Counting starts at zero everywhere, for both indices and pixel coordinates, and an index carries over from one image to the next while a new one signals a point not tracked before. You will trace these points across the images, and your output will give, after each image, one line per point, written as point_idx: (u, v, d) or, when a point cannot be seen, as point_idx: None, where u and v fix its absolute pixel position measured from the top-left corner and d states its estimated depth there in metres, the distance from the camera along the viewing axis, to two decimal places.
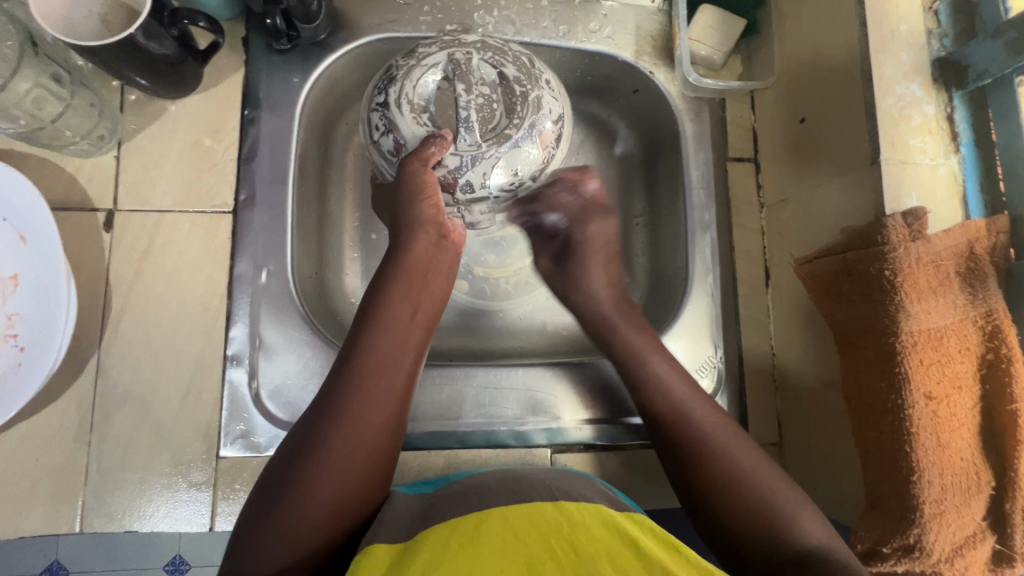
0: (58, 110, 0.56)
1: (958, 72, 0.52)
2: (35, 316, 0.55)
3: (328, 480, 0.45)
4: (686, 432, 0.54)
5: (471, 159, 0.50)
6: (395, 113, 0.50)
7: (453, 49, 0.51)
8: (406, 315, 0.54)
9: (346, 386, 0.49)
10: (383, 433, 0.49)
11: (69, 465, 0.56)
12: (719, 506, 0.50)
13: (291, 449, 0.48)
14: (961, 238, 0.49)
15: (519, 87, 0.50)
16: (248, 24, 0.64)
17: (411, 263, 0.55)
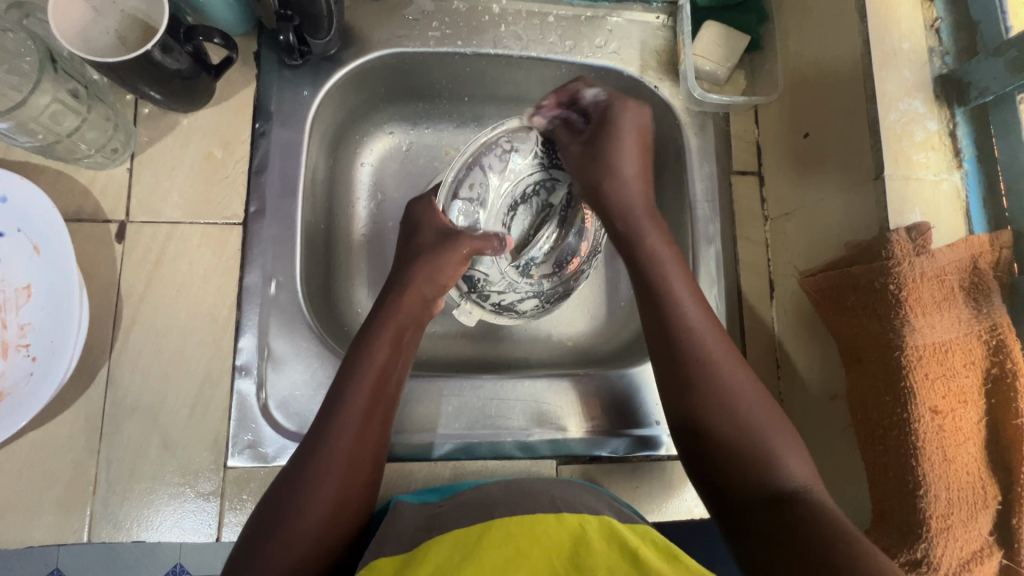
0: (76, 124, 0.58)
1: (960, 90, 0.53)
2: (48, 327, 0.56)
3: (324, 492, 0.47)
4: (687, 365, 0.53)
5: (501, 276, 0.65)
6: (492, 197, 0.63)
7: (567, 190, 0.66)
8: (394, 346, 0.55)
9: (337, 404, 0.51)
10: (375, 446, 0.51)
11: (79, 475, 0.56)
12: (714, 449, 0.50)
13: (288, 469, 0.49)
14: (965, 252, 0.50)
15: (582, 259, 0.68)
16: (261, 39, 0.66)
17: (413, 294, 0.58)
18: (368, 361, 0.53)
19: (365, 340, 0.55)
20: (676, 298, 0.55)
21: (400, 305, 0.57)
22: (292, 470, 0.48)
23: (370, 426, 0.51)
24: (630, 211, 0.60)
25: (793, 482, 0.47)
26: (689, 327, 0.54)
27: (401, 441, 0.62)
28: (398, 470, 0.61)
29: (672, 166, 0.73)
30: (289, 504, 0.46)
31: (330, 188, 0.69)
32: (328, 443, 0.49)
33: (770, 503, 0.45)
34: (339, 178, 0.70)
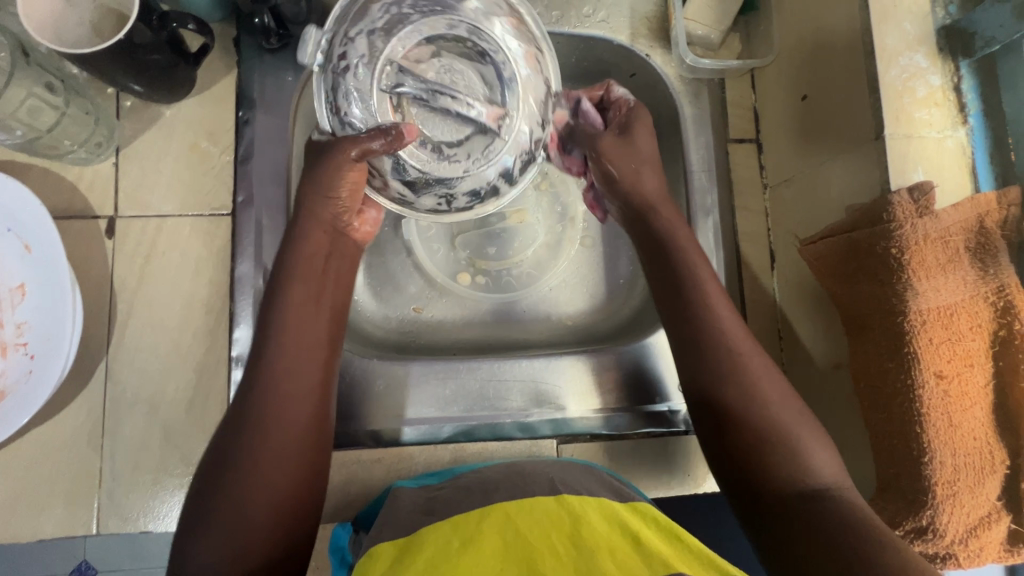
0: (54, 120, 0.57)
1: (964, 41, 0.51)
2: (44, 325, 0.56)
3: (259, 469, 0.46)
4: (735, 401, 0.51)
5: (497, 122, 0.50)
6: (432, 175, 0.51)
7: (379, 72, 0.49)
8: (310, 308, 0.52)
9: (258, 383, 0.48)
10: (312, 414, 0.49)
11: (84, 469, 0.57)
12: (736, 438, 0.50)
13: (221, 443, 0.48)
14: (971, 212, 0.48)
15: (478, 32, 0.49)
16: (239, 25, 0.64)
17: (317, 245, 0.54)
18: (285, 326, 0.50)
19: (270, 305, 0.51)
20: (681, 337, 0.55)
21: (301, 254, 0.53)
22: (221, 448, 0.47)
23: (295, 387, 0.49)
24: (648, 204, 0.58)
25: (820, 482, 0.47)
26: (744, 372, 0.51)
27: (402, 427, 0.62)
28: (398, 454, 0.61)
29: (666, 138, 0.71)
30: (225, 480, 0.46)
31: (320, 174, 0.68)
32: (259, 419, 0.47)
33: (801, 511, 0.46)
34: None
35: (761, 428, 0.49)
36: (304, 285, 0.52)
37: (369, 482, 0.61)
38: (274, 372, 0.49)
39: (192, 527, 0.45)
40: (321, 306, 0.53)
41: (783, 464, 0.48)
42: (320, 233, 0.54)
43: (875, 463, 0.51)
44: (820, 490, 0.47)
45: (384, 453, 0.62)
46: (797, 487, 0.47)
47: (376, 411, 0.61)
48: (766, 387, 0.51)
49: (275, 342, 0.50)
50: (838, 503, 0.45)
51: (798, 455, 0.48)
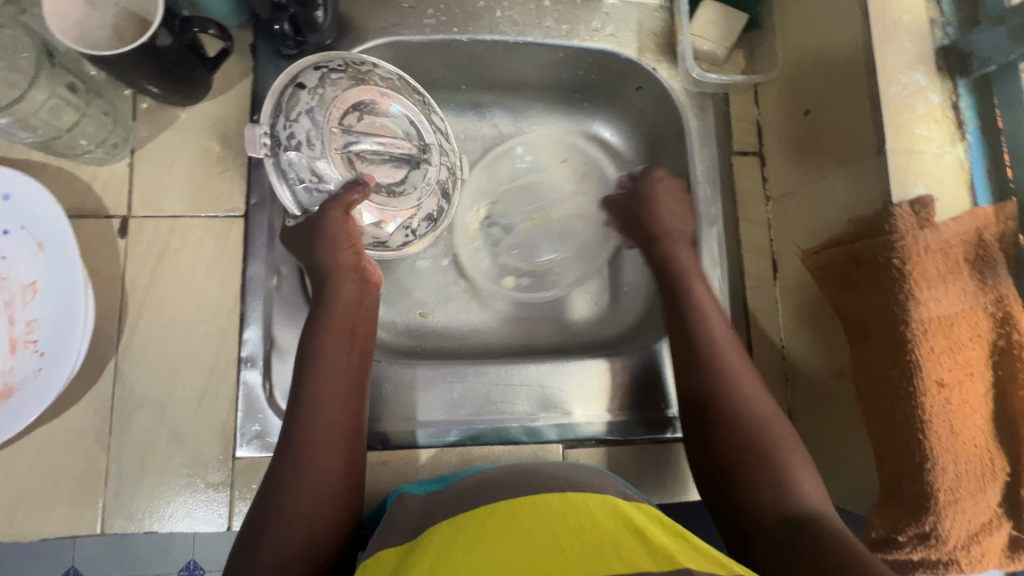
0: (74, 120, 0.58)
1: (962, 62, 0.53)
2: (55, 323, 0.56)
3: (301, 492, 0.48)
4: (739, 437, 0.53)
5: (431, 156, 0.61)
6: (397, 216, 0.60)
7: (320, 152, 0.55)
8: (343, 358, 0.55)
9: (295, 429, 0.51)
10: (343, 457, 0.51)
11: (90, 468, 0.57)
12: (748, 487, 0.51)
13: (263, 493, 0.49)
14: (969, 225, 0.50)
15: (381, 91, 0.58)
16: (256, 31, 0.65)
17: (342, 299, 0.57)
18: (318, 376, 0.53)
19: (312, 358, 0.54)
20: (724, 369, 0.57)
21: (335, 314, 0.56)
22: (263, 498, 0.49)
23: (336, 420, 0.52)
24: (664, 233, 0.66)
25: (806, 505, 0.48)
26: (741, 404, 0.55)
27: (408, 429, 0.62)
28: (406, 457, 0.61)
29: (671, 148, 0.73)
30: (277, 505, 0.48)
31: None
32: (296, 448, 0.50)
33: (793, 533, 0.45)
34: None
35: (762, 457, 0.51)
36: (336, 338, 0.55)
37: (375, 485, 0.61)
38: (308, 421, 0.51)
39: None
40: (353, 351, 0.56)
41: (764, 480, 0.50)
42: (349, 282, 0.58)
43: (882, 475, 0.51)
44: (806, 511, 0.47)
45: (392, 456, 0.61)
46: (780, 512, 0.48)
47: (383, 413, 0.62)
48: (761, 408, 0.55)
49: (317, 381, 0.53)
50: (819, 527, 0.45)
51: (782, 474, 0.50)
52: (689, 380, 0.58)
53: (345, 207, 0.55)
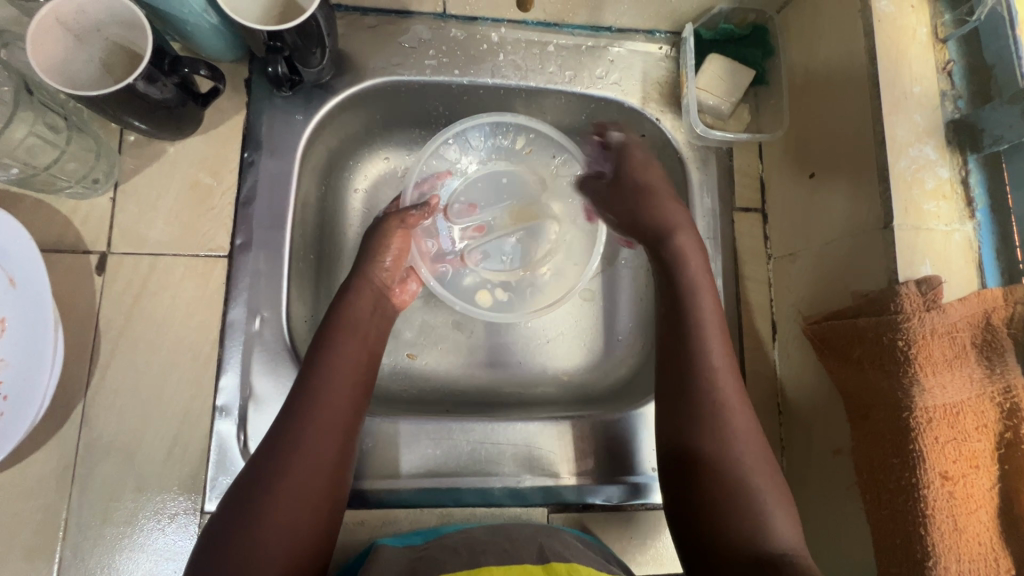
0: (53, 157, 0.56)
1: (972, 137, 0.52)
2: (22, 364, 0.54)
3: (270, 525, 0.44)
4: (710, 451, 0.52)
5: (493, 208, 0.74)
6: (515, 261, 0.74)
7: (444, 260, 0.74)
8: (354, 349, 0.55)
9: (293, 416, 0.49)
10: (337, 453, 0.49)
11: (48, 519, 0.54)
12: (707, 487, 0.51)
13: (240, 483, 0.47)
14: (977, 307, 0.48)
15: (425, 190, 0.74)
16: (252, 66, 0.64)
17: (363, 298, 0.59)
18: (327, 364, 0.53)
19: (322, 347, 0.54)
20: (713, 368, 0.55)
21: (353, 314, 0.57)
22: (246, 486, 0.47)
23: (320, 455, 0.48)
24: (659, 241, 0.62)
25: (780, 548, 0.48)
26: (720, 411, 0.54)
27: (387, 487, 0.59)
28: (383, 515, 0.58)
29: None
30: (233, 539, 0.44)
31: (322, 218, 0.70)
32: (274, 482, 0.46)
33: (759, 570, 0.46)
34: (330, 208, 0.71)
35: (723, 470, 0.51)
36: (350, 331, 0.56)
37: (350, 546, 0.58)
38: (307, 410, 0.50)
39: (205, 567, 0.43)
40: (362, 344, 0.56)
41: (738, 516, 0.49)
42: (370, 288, 0.60)
43: (879, 533, 0.49)
44: (780, 554, 0.47)
45: (368, 516, 0.58)
46: (747, 550, 0.48)
47: (362, 469, 0.59)
48: (735, 422, 0.53)
49: (309, 413, 0.49)
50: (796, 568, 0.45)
51: (757, 508, 0.50)
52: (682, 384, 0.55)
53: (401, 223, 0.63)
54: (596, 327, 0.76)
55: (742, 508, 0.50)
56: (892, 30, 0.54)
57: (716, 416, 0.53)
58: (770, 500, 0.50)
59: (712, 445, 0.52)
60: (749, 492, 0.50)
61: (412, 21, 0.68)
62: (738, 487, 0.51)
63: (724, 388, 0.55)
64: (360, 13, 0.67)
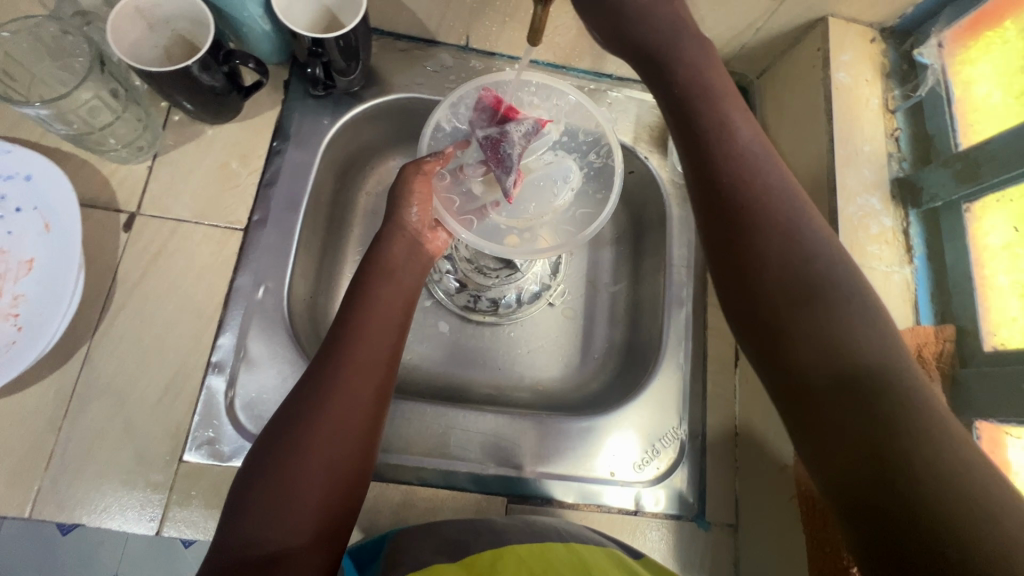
0: (109, 121, 0.63)
1: (913, 193, 0.59)
2: (41, 301, 0.58)
3: (314, 457, 0.47)
4: (771, 244, 0.43)
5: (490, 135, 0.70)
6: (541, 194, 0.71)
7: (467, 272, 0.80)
8: (391, 300, 0.59)
9: (336, 354, 0.53)
10: (375, 391, 0.53)
11: (36, 448, 0.57)
12: (760, 245, 0.44)
13: (282, 414, 0.50)
14: (910, 339, 0.54)
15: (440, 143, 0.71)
16: (292, 70, 0.73)
17: (395, 251, 0.63)
18: (366, 312, 0.57)
19: (362, 299, 0.58)
20: (726, 118, 0.48)
21: (393, 272, 0.62)
22: (288, 416, 0.49)
23: (360, 392, 0.51)
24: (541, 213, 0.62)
25: (874, 350, 0.39)
26: (769, 203, 0.45)
27: None
28: None
29: (655, 230, 0.79)
30: (278, 461, 0.47)
31: (333, 211, 0.76)
32: (315, 415, 0.49)
33: (849, 396, 0.37)
34: (343, 202, 0.78)
35: (780, 236, 0.44)
36: (388, 287, 0.60)
37: None
38: (350, 348, 0.53)
39: (253, 486, 0.46)
40: (400, 297, 0.60)
41: (823, 286, 0.41)
42: (402, 239, 0.64)
43: None
44: (875, 361, 0.38)
45: None
46: (827, 370, 0.39)
47: None
48: (799, 209, 0.45)
49: (346, 356, 0.53)
50: (880, 386, 0.37)
51: (825, 281, 0.42)
52: (723, 178, 0.46)
53: (424, 171, 0.65)
54: (574, 343, 0.81)
55: (816, 325, 0.40)
56: (848, 98, 0.62)
57: (742, 188, 0.45)
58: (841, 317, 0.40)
59: (771, 242, 0.43)
60: (809, 331, 0.40)
61: (437, 49, 0.77)
62: (817, 337, 0.40)
63: (741, 138, 0.48)
64: (393, 37, 0.76)
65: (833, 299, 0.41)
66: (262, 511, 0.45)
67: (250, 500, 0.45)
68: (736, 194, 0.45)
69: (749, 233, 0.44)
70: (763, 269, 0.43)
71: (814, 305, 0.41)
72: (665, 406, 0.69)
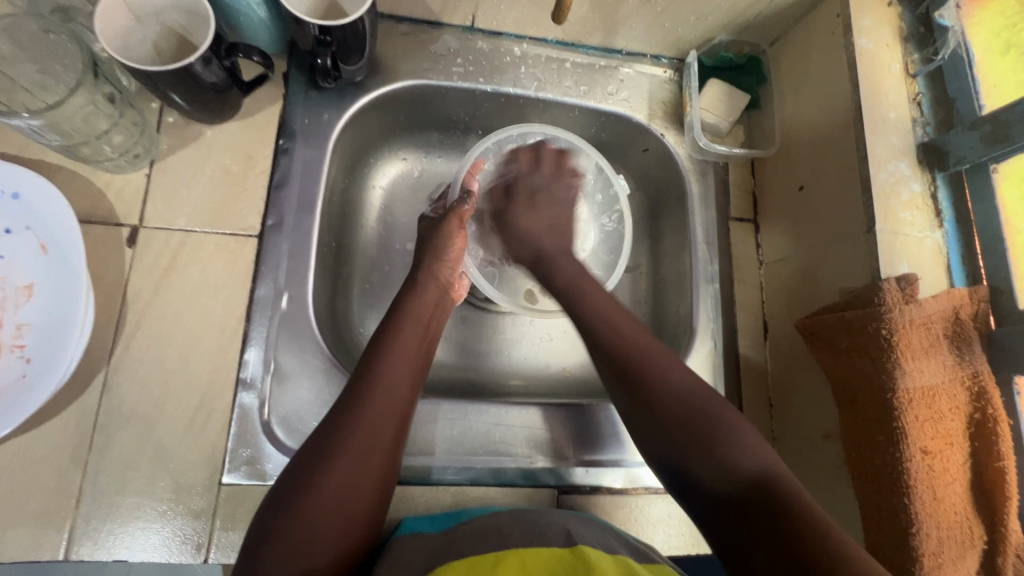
0: (106, 127, 0.57)
1: (939, 157, 0.59)
2: (48, 329, 0.54)
3: (326, 512, 0.44)
4: (663, 410, 0.48)
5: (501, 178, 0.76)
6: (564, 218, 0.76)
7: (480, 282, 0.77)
8: (416, 336, 0.58)
9: (360, 391, 0.51)
10: (396, 434, 0.51)
11: (62, 485, 0.53)
12: (652, 405, 0.49)
13: (298, 457, 0.48)
14: (949, 303, 0.54)
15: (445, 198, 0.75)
16: (291, 61, 0.68)
17: (427, 293, 0.62)
18: (390, 348, 0.55)
19: (388, 336, 0.56)
20: (596, 304, 0.56)
21: (419, 311, 0.60)
22: (304, 459, 0.47)
23: (381, 434, 0.49)
24: (548, 260, 0.60)
25: (754, 461, 0.44)
26: (645, 366, 0.51)
27: (405, 465, 0.61)
28: (399, 494, 0.59)
29: (674, 208, 0.78)
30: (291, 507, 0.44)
31: (345, 209, 0.73)
32: (333, 455, 0.46)
33: (754, 495, 0.42)
34: (353, 199, 0.74)
35: (666, 389, 0.49)
36: (411, 325, 0.58)
37: None
38: (373, 386, 0.51)
39: (262, 533, 0.43)
40: (424, 336, 0.59)
41: (705, 436, 0.46)
42: (432, 285, 0.63)
43: (865, 494, 0.54)
44: (758, 468, 0.44)
45: None
46: (732, 481, 0.43)
47: None
48: (660, 362, 0.51)
49: (369, 400, 0.50)
50: (776, 493, 0.42)
51: (717, 426, 0.46)
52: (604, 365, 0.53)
53: (459, 221, 0.67)
54: None
55: (704, 445, 0.45)
56: (871, 65, 0.62)
57: (640, 371, 0.50)
58: (731, 415, 0.48)
59: (663, 394, 0.49)
60: (715, 443, 0.45)
61: (441, 31, 0.73)
62: (696, 409, 0.48)
63: (624, 330, 0.54)
64: (394, 21, 0.72)
65: (725, 460, 0.44)
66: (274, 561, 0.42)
67: (261, 550, 0.43)
68: (622, 373, 0.51)
69: (649, 377, 0.50)
70: (660, 434, 0.48)
71: (701, 454, 0.45)
72: None
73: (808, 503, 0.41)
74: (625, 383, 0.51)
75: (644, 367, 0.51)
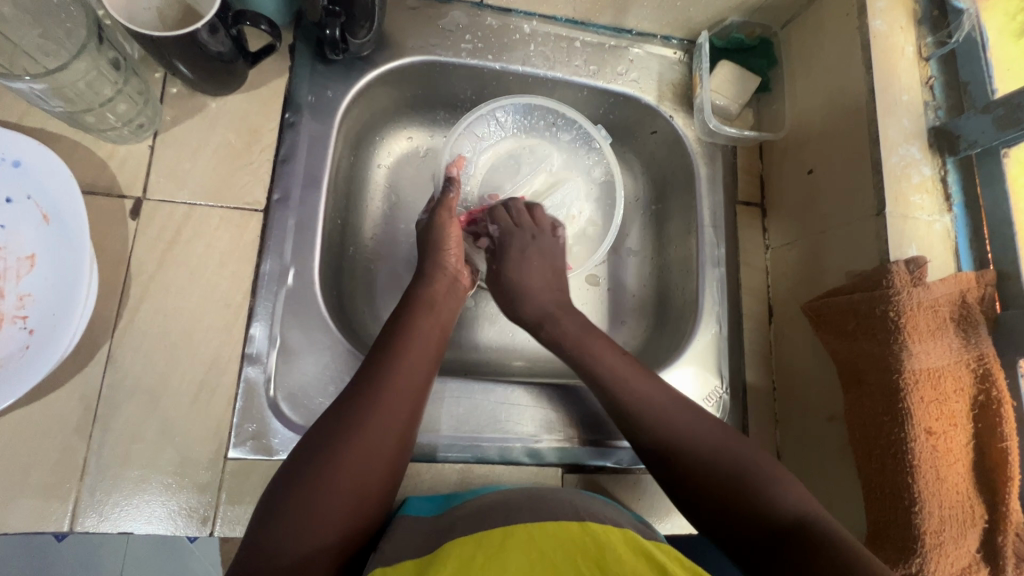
0: (109, 95, 0.56)
1: (950, 141, 0.59)
2: (50, 300, 0.53)
3: (343, 477, 0.46)
4: (688, 455, 0.53)
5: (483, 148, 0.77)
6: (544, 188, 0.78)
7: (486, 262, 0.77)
8: (429, 328, 0.59)
9: (375, 374, 0.52)
10: (407, 418, 0.51)
11: (66, 457, 0.53)
12: (685, 469, 0.53)
13: (310, 437, 0.49)
14: (956, 287, 0.54)
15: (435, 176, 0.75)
16: (297, 33, 0.67)
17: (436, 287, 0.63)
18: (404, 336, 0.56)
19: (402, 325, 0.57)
20: (603, 360, 0.61)
21: (430, 305, 0.61)
22: (316, 437, 0.48)
23: (392, 416, 0.50)
24: (549, 317, 0.66)
25: (796, 508, 0.48)
26: (665, 416, 0.56)
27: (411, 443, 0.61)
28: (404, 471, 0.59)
29: (681, 191, 0.78)
30: (301, 485, 0.45)
31: (350, 186, 0.72)
32: (345, 435, 0.48)
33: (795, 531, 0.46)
34: (359, 177, 0.73)
35: (687, 442, 0.54)
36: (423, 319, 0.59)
37: None
38: (385, 370, 0.52)
39: (274, 510, 0.44)
40: (436, 327, 0.59)
41: (746, 489, 0.50)
42: (441, 278, 0.64)
43: (869, 476, 0.55)
44: (800, 512, 0.48)
45: None
46: (782, 517, 0.48)
47: None
48: (676, 415, 0.56)
49: (390, 377, 0.52)
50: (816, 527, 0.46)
51: (755, 478, 0.51)
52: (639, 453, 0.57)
53: (448, 211, 0.67)
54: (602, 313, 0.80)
55: (747, 491, 0.50)
56: (885, 47, 0.61)
57: (670, 438, 0.55)
58: (763, 461, 0.53)
59: (694, 447, 0.54)
60: (759, 505, 0.49)
61: (450, 7, 0.72)
62: (733, 456, 0.53)
63: (634, 380, 0.59)
64: None
65: (767, 511, 0.49)
66: (283, 536, 0.43)
67: (271, 526, 0.43)
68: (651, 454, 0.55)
69: (670, 436, 0.55)
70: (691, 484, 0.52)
71: (746, 508, 0.49)
72: (705, 366, 0.70)
73: (843, 537, 0.45)
74: (671, 467, 0.54)
75: (666, 431, 0.55)
